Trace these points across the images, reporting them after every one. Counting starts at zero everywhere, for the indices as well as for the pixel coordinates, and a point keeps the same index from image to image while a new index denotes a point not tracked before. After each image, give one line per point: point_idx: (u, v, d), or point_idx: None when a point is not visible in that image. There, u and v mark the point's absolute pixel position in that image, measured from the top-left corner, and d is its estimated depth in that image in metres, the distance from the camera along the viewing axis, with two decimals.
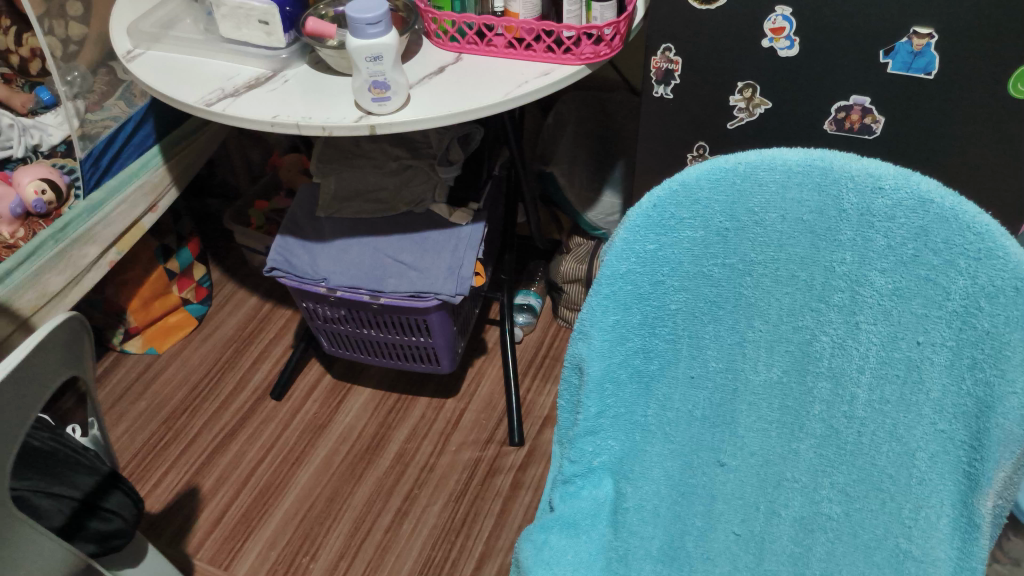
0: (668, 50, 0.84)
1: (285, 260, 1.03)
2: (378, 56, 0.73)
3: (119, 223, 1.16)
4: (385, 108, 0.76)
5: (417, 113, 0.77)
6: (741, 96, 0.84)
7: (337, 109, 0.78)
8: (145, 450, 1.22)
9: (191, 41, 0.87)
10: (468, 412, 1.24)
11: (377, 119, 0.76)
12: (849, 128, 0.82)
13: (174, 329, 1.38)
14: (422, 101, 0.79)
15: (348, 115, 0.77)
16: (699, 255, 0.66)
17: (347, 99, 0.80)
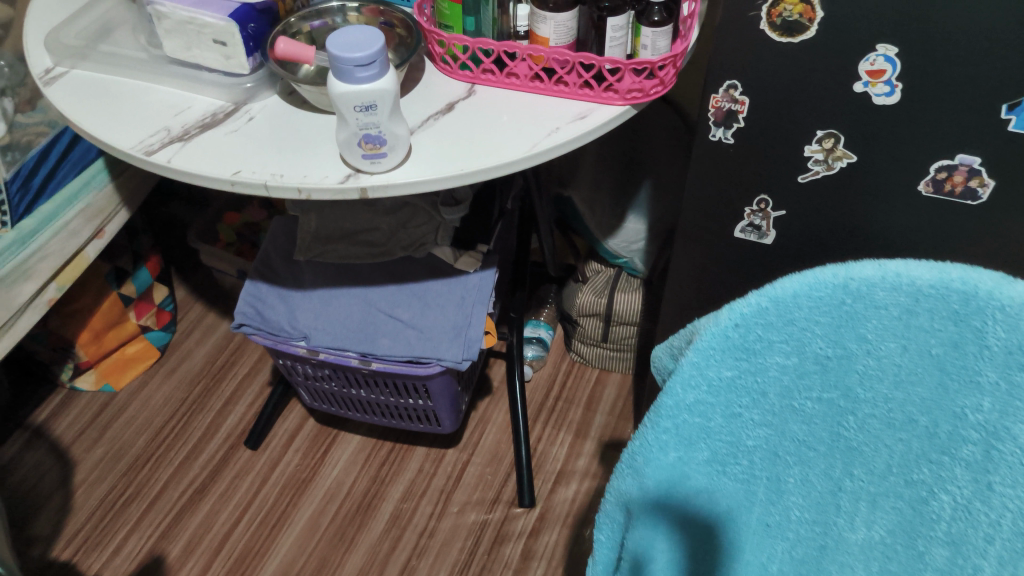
0: (734, 88, 0.67)
1: (256, 313, 0.88)
2: (371, 105, 0.56)
3: (58, 256, 1.00)
4: (380, 168, 0.60)
5: (420, 172, 0.61)
6: (819, 147, 0.68)
7: (318, 163, 0.62)
8: (103, 510, 1.08)
9: (129, 61, 0.69)
10: (472, 465, 1.09)
11: (371, 180, 0.60)
12: (949, 191, 0.66)
13: (133, 362, 1.23)
14: (427, 153, 0.63)
15: (333, 171, 0.61)
16: (789, 387, 0.50)
17: (331, 148, 0.63)
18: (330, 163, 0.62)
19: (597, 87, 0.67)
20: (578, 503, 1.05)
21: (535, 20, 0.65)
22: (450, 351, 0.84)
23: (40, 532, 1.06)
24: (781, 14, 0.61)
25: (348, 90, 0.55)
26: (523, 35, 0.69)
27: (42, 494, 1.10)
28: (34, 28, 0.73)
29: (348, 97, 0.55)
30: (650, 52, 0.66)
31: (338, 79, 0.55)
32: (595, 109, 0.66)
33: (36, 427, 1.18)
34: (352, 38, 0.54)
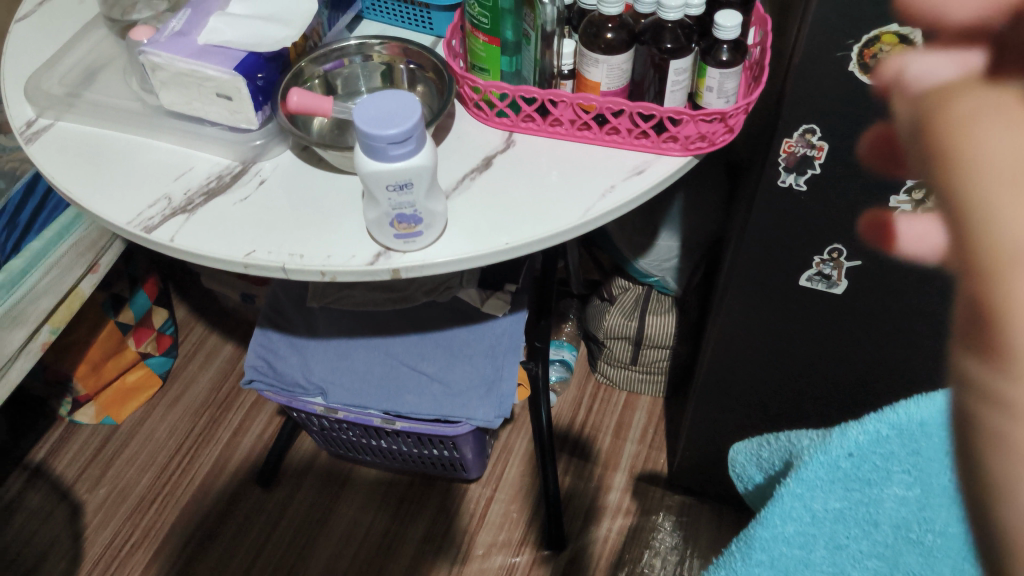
0: (811, 133, 0.54)
1: (267, 366, 0.80)
2: (407, 184, 0.48)
3: (52, 296, 0.92)
4: (414, 245, 0.52)
5: (460, 248, 0.53)
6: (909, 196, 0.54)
7: (341, 238, 0.54)
8: (108, 558, 1.01)
9: (122, 112, 0.61)
10: (497, 502, 1.03)
11: (403, 260, 0.53)
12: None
13: (134, 393, 1.15)
14: (465, 222, 0.55)
15: (359, 248, 0.53)
16: (912, 541, 0.36)
17: (355, 217, 0.55)
18: (356, 238, 0.54)
19: (654, 136, 0.59)
20: (612, 542, 0.99)
21: (585, 62, 0.57)
22: (482, 410, 0.76)
23: None
24: (876, 55, 0.47)
25: (380, 168, 0.47)
26: (566, 75, 0.60)
27: (42, 541, 1.03)
28: (14, 73, 0.66)
29: (380, 175, 0.47)
30: (715, 94, 0.58)
31: (370, 154, 0.47)
32: (652, 161, 0.59)
33: (33, 467, 1.10)
34: (385, 106, 0.46)
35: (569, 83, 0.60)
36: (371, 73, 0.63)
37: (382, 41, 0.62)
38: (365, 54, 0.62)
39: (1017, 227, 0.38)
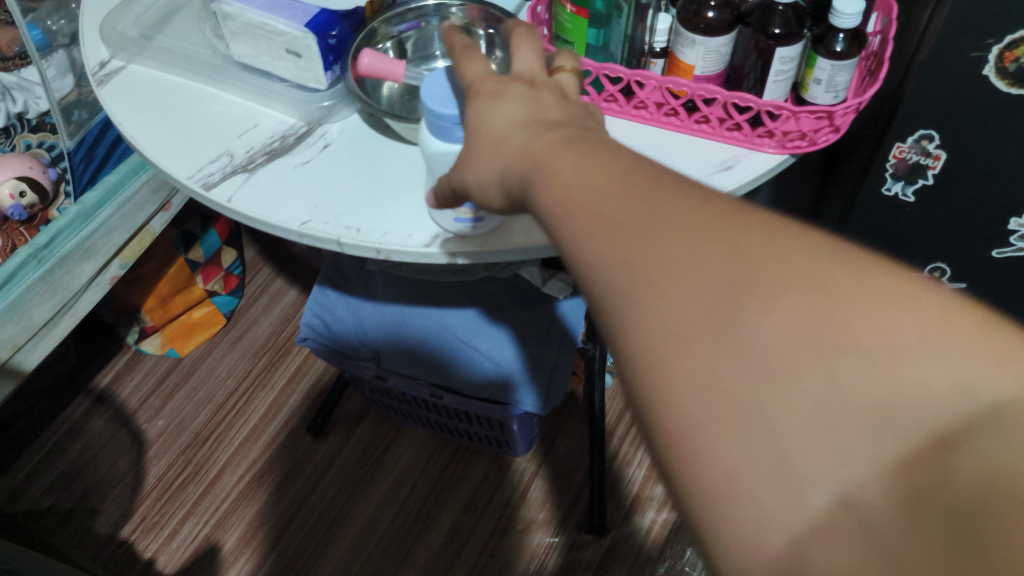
0: (928, 140, 0.59)
1: (324, 325, 0.80)
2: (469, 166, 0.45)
3: (123, 231, 0.93)
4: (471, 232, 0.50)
5: (518, 237, 0.50)
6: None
7: (399, 213, 0.51)
8: (161, 488, 1.04)
9: (192, 59, 0.60)
10: (540, 479, 1.02)
11: (457, 245, 0.50)
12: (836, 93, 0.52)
13: (199, 328, 1.16)
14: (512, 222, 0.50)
15: (416, 226, 0.51)
16: None
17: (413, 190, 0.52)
18: (413, 215, 0.51)
19: (748, 129, 0.53)
20: (655, 534, 0.96)
21: (679, 41, 0.52)
22: (533, 388, 0.75)
23: (100, 504, 1.03)
24: (1018, 58, 0.51)
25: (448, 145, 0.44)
26: (658, 53, 0.55)
27: (102, 463, 1.07)
28: (93, 11, 0.65)
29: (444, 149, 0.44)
30: (823, 87, 0.52)
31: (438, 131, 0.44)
32: (743, 156, 0.53)
33: (98, 393, 1.13)
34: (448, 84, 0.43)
35: (660, 63, 0.55)
36: (447, 36, 0.60)
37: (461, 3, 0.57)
38: (444, 16, 0.59)
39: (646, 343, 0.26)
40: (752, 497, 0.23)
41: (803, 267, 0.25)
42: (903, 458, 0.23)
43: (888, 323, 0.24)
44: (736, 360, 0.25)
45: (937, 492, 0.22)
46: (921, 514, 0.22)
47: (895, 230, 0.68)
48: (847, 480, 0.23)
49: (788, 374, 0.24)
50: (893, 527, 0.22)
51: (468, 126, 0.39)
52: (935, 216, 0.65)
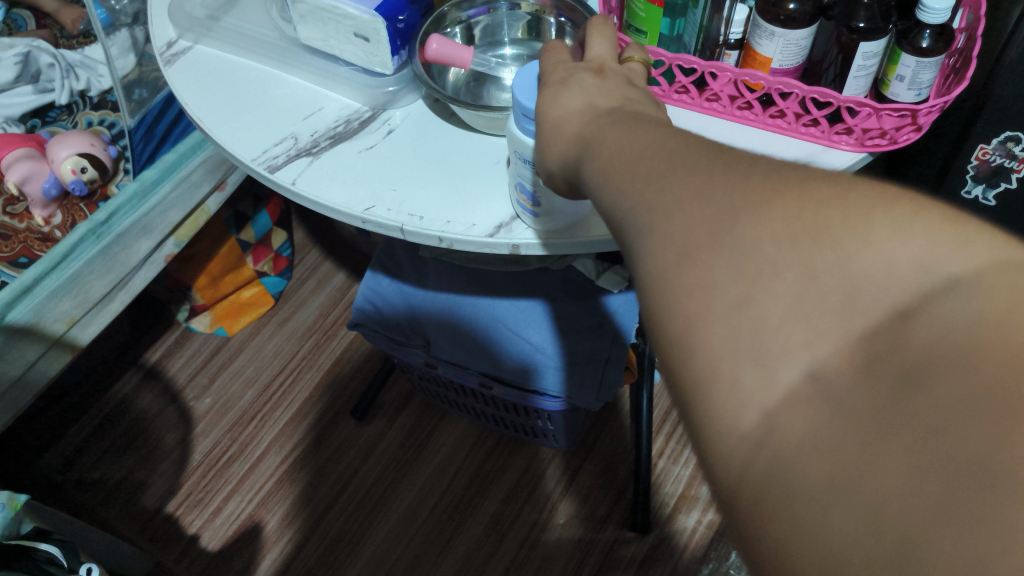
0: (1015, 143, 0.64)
1: (375, 310, 0.80)
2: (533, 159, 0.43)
3: (179, 210, 0.94)
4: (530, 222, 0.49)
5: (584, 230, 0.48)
6: None
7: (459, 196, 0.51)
8: (207, 465, 1.05)
9: (259, 40, 0.60)
10: (583, 474, 1.01)
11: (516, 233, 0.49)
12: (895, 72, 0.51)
13: (247, 308, 1.17)
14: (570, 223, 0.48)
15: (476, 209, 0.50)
16: None
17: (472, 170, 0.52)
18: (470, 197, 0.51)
19: (824, 125, 0.52)
20: (699, 536, 0.95)
21: (758, 33, 0.51)
22: (584, 382, 0.74)
23: (148, 478, 1.05)
24: None
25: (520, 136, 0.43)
26: (733, 45, 0.54)
27: (150, 438, 1.09)
28: None
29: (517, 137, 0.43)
30: (906, 84, 0.50)
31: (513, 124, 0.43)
32: (818, 154, 0.52)
33: (147, 368, 1.15)
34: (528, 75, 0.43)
35: (734, 55, 0.54)
36: (516, 22, 0.59)
37: None
38: (513, 2, 0.58)
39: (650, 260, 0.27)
40: (733, 380, 0.24)
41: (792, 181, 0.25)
42: (870, 330, 0.22)
43: (864, 205, 0.24)
44: (726, 255, 0.25)
45: (899, 358, 0.22)
46: (883, 371, 0.22)
47: None
48: (820, 355, 0.23)
49: (770, 263, 0.24)
50: (854, 389, 0.22)
51: (546, 113, 0.38)
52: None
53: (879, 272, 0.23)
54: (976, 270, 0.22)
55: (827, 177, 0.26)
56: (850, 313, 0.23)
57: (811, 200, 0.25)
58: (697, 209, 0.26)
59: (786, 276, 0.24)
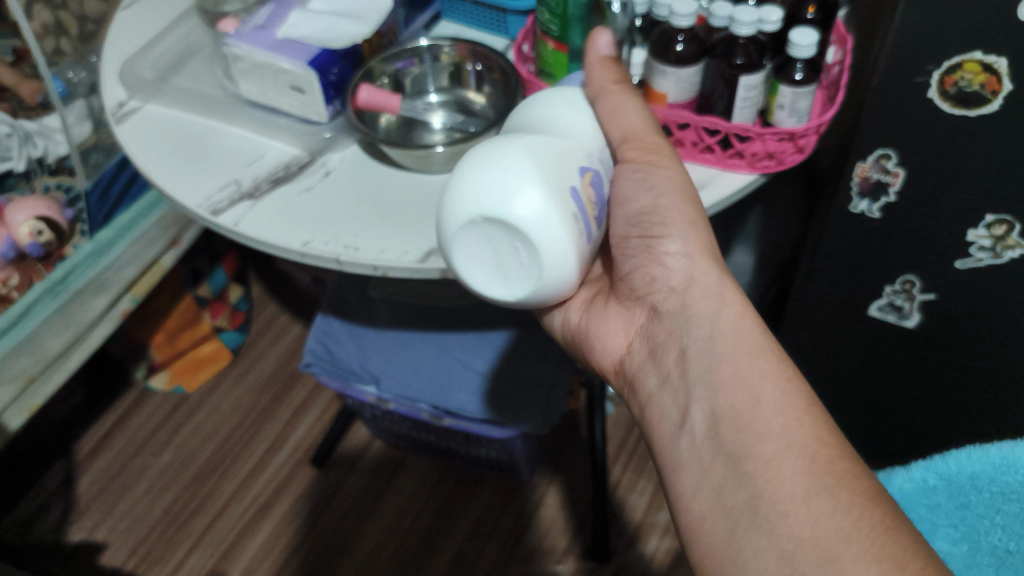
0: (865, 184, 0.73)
1: (324, 351, 0.82)
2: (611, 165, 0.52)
3: (133, 265, 0.98)
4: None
5: None
6: (899, 290, 0.66)
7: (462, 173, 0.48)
8: (166, 522, 1.06)
9: (201, 96, 0.64)
10: (545, 507, 1.03)
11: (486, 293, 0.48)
12: (852, 182, 0.62)
13: (206, 363, 1.19)
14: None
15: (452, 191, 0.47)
16: None
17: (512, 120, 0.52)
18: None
19: (722, 150, 0.57)
20: (660, 561, 0.98)
21: (654, 73, 0.57)
22: (530, 407, 0.78)
23: (106, 539, 1.05)
24: (957, 82, 0.52)
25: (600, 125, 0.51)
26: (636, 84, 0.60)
27: (109, 499, 1.09)
28: (109, 54, 0.70)
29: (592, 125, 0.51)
30: (787, 112, 0.56)
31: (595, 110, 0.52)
32: (716, 177, 0.58)
33: (104, 430, 1.15)
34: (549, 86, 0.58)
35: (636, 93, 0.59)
36: (440, 73, 0.64)
37: (451, 42, 0.63)
38: (435, 54, 0.63)
39: (724, 436, 0.41)
40: (742, 540, 0.38)
41: (808, 436, 0.39)
42: (825, 529, 0.36)
43: (839, 467, 0.38)
44: (762, 461, 0.39)
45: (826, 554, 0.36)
46: (806, 560, 0.36)
47: (865, 249, 0.65)
48: (792, 540, 0.37)
49: (781, 475, 0.39)
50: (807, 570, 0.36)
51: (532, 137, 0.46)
52: (913, 239, 0.62)
53: (834, 503, 0.37)
54: (893, 513, 0.37)
55: (829, 434, 0.40)
56: (813, 521, 0.37)
57: (817, 456, 0.39)
58: (752, 424, 0.41)
59: (791, 486, 0.38)
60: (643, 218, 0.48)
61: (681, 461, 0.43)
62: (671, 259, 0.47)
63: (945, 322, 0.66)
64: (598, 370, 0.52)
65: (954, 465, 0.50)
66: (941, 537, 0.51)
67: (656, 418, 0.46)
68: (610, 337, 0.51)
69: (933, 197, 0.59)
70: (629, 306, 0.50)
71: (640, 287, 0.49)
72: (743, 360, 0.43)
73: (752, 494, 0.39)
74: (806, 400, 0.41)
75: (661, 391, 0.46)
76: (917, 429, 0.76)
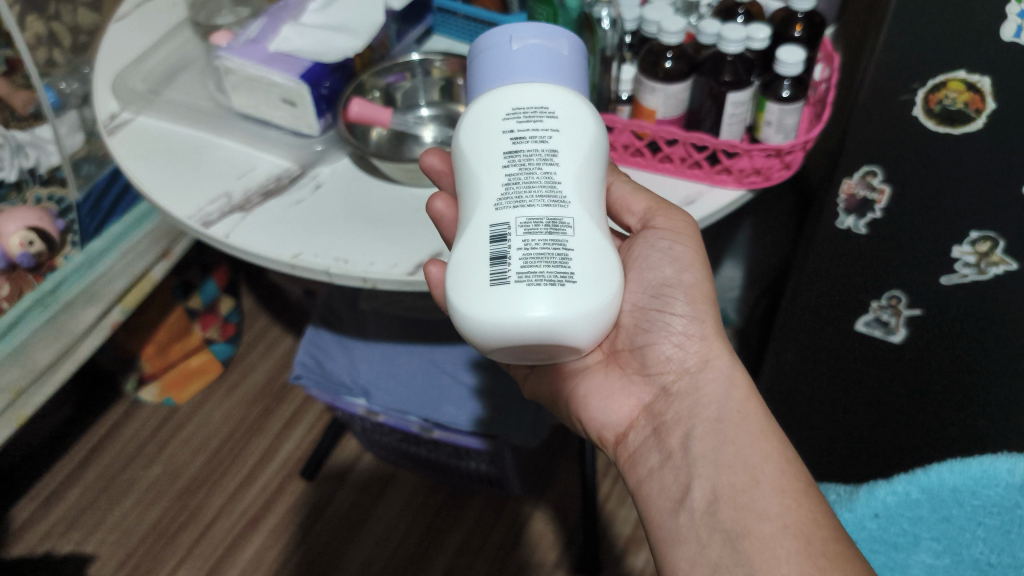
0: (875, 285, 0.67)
1: (315, 364, 0.82)
2: None
3: (125, 276, 0.98)
4: (492, 249, 0.43)
5: None
6: (885, 306, 0.67)
7: (581, 259, 0.43)
8: (155, 535, 1.05)
9: (193, 110, 0.65)
10: (535, 522, 1.03)
11: (470, 335, 0.43)
12: (840, 200, 0.62)
13: (196, 375, 1.19)
14: (457, 274, 0.44)
15: (575, 280, 0.42)
16: None
17: (580, 145, 0.46)
18: (566, 200, 0.44)
19: (709, 166, 0.58)
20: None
21: (642, 89, 0.57)
22: (522, 421, 0.77)
23: (95, 552, 1.04)
24: (941, 100, 0.53)
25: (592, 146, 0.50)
26: (624, 101, 0.60)
27: (98, 512, 1.08)
28: (102, 66, 0.70)
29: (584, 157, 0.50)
30: (774, 129, 0.56)
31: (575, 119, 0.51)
32: (704, 192, 0.58)
33: (93, 443, 1.15)
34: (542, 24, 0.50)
35: (626, 110, 0.59)
36: (431, 87, 0.65)
37: (442, 57, 0.63)
38: (427, 69, 0.64)
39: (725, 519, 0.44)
40: None
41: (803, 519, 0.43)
42: None
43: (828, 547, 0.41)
44: (757, 540, 0.42)
45: None
46: None
47: (854, 265, 0.65)
48: None
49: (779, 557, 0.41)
50: None
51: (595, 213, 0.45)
52: (896, 256, 0.63)
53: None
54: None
55: (823, 514, 0.43)
56: None
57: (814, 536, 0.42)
58: (750, 503, 0.44)
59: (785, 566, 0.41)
60: (663, 290, 0.50)
61: (676, 537, 0.45)
62: (684, 341, 0.49)
63: (932, 335, 0.66)
64: (592, 437, 0.52)
65: (936, 479, 0.52)
66: (923, 549, 0.53)
67: (653, 494, 0.48)
68: (613, 410, 0.51)
69: (919, 214, 0.59)
70: (635, 378, 0.51)
71: (652, 366, 0.50)
72: (743, 437, 0.46)
73: (744, 571, 0.42)
74: (801, 482, 0.44)
75: (660, 470, 0.48)
76: (898, 445, 0.77)
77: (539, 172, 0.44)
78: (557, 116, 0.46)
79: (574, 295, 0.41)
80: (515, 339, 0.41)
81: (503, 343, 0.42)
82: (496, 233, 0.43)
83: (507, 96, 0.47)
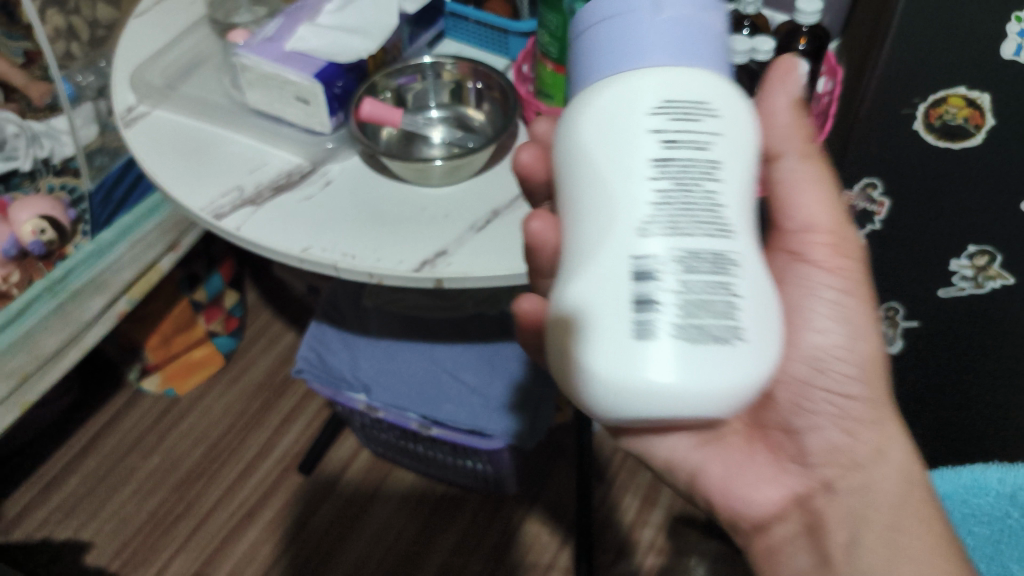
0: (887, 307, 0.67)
1: (318, 359, 0.83)
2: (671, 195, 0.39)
3: (133, 266, 0.97)
4: (635, 289, 0.35)
5: (470, 265, 0.55)
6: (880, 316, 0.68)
7: (750, 312, 0.35)
8: (152, 524, 1.06)
9: (208, 105, 0.66)
10: (529, 523, 1.04)
11: (596, 396, 0.36)
12: None
13: (199, 367, 1.20)
14: (587, 322, 0.36)
15: (741, 343, 0.35)
16: None
17: (743, 157, 0.38)
18: (732, 228, 0.36)
19: None
20: None
21: None
22: (521, 421, 0.78)
23: (92, 539, 1.05)
24: (942, 115, 0.54)
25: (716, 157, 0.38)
26: None
27: (96, 500, 1.09)
28: (120, 59, 0.71)
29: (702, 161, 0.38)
30: None
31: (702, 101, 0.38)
32: None
33: (95, 431, 1.16)
34: None
35: None
36: (442, 89, 0.66)
37: (453, 61, 0.65)
38: (438, 72, 0.65)
39: None
40: None
41: None
42: None
43: None
44: None
45: None
46: None
47: None
48: None
49: None
50: None
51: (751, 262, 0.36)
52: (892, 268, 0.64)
53: None
54: None
55: None
56: None
57: None
58: None
59: None
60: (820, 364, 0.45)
61: None
62: (842, 418, 0.46)
63: (928, 349, 0.67)
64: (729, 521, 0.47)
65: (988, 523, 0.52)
66: None
67: None
68: (759, 497, 0.46)
69: (915, 227, 0.60)
70: (787, 467, 0.47)
71: (816, 455, 0.46)
72: None
73: None
74: None
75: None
76: None
77: (699, 188, 0.36)
78: (715, 141, 0.37)
79: (746, 358, 0.35)
80: (659, 405, 0.35)
81: (652, 409, 0.35)
82: (640, 267, 0.35)
83: (645, 85, 0.38)
